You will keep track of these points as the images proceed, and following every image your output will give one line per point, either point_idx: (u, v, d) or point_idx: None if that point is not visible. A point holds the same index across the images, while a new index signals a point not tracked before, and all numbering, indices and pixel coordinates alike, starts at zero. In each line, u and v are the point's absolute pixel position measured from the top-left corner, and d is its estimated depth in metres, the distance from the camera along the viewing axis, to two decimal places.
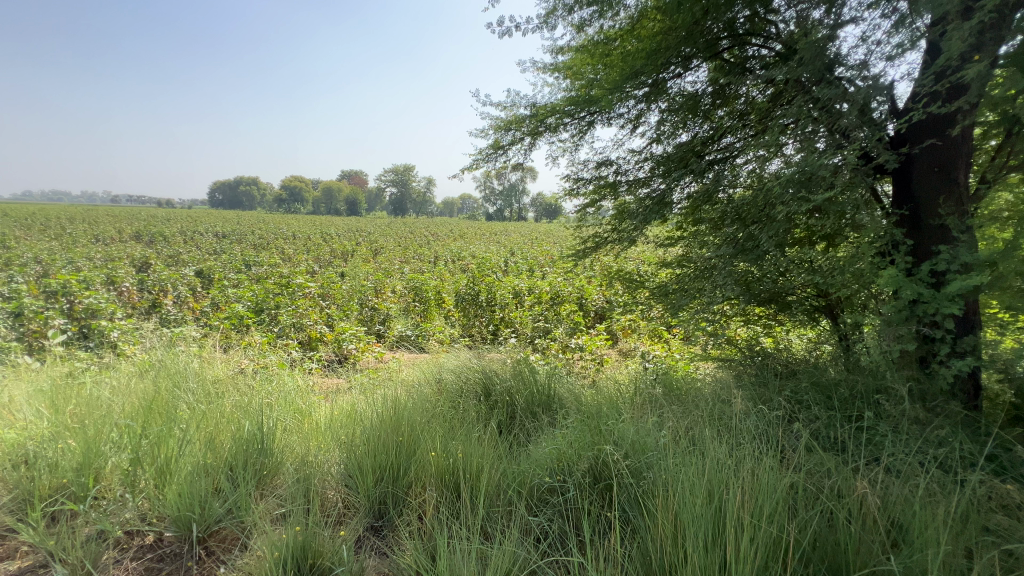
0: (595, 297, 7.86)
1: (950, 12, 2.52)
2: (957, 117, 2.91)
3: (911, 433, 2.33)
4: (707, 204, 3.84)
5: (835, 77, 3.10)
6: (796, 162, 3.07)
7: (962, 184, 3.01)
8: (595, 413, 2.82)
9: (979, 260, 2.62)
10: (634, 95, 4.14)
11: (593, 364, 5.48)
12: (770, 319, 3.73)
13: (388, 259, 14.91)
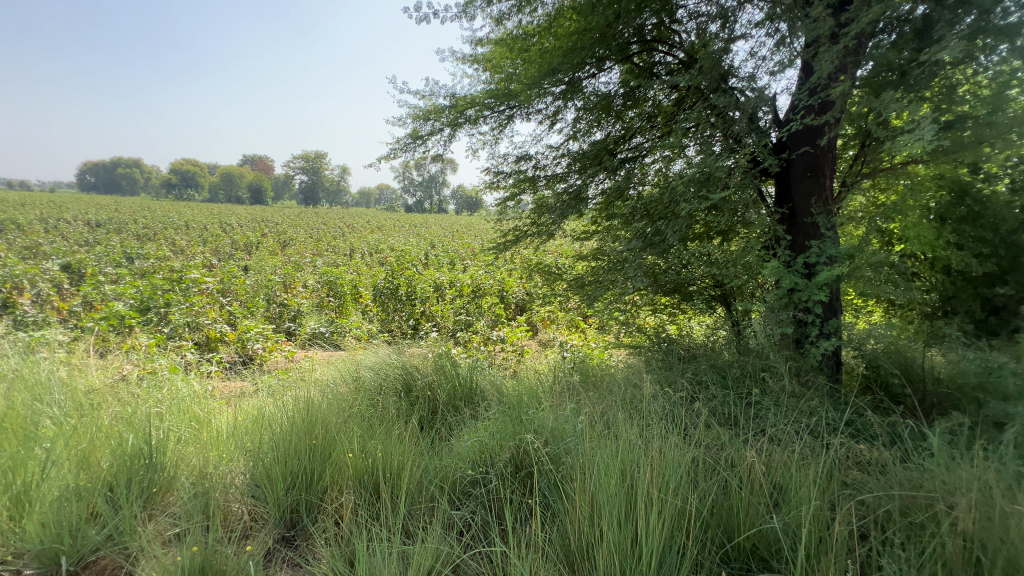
0: (515, 290, 8.00)
1: (821, 37, 2.87)
2: (825, 129, 3.34)
3: (789, 405, 2.66)
4: (619, 200, 4.06)
5: (729, 87, 3.42)
6: (697, 163, 3.34)
7: (829, 188, 3.47)
8: (516, 403, 2.87)
9: (841, 254, 3.04)
10: (551, 91, 4.23)
11: (515, 355, 5.58)
12: (674, 307, 4.04)
13: (299, 252, 13.99)
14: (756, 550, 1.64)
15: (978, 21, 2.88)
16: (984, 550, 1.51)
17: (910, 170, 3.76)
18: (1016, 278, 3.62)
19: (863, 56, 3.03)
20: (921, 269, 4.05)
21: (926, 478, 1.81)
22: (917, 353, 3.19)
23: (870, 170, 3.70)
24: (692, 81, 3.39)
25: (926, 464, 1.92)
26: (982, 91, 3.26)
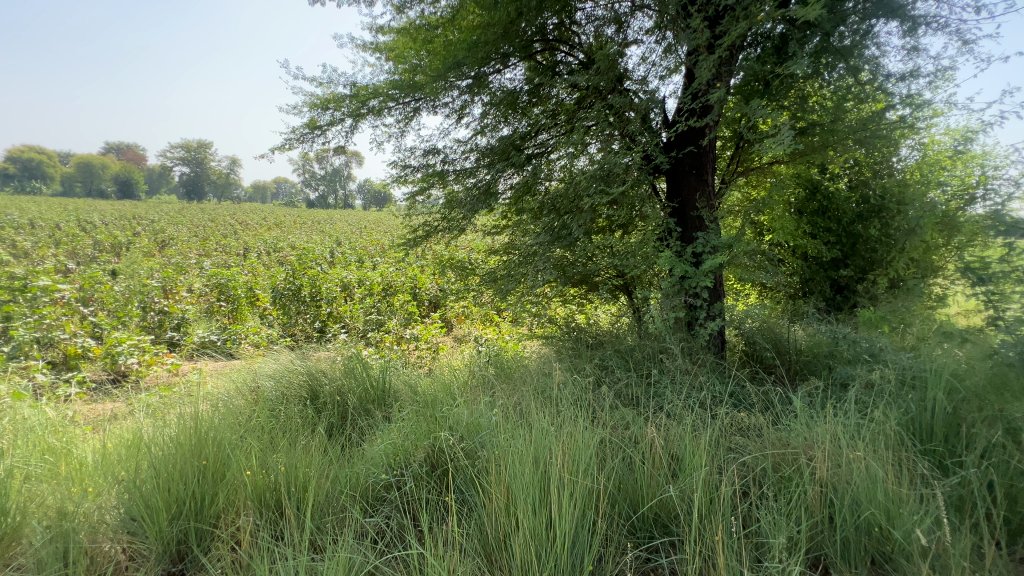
0: (429, 286, 7.85)
1: (700, 46, 3.15)
2: (706, 131, 3.69)
3: (684, 381, 2.91)
4: (527, 196, 4.15)
5: (624, 88, 3.64)
6: (597, 160, 3.52)
7: (711, 185, 3.85)
8: (431, 401, 2.83)
9: (722, 244, 3.38)
10: (457, 85, 4.19)
11: (430, 353, 5.48)
12: (582, 297, 4.23)
13: (181, 252, 12.47)
14: (658, 518, 1.78)
15: (822, 42, 3.34)
16: (835, 492, 1.78)
17: (774, 170, 4.29)
18: (855, 262, 4.70)
19: (734, 65, 3.38)
20: (787, 257, 4.91)
21: (792, 435, 2.09)
22: (784, 329, 3.66)
23: (743, 169, 4.16)
24: (591, 81, 3.56)
25: (792, 424, 2.21)
26: (826, 102, 3.81)
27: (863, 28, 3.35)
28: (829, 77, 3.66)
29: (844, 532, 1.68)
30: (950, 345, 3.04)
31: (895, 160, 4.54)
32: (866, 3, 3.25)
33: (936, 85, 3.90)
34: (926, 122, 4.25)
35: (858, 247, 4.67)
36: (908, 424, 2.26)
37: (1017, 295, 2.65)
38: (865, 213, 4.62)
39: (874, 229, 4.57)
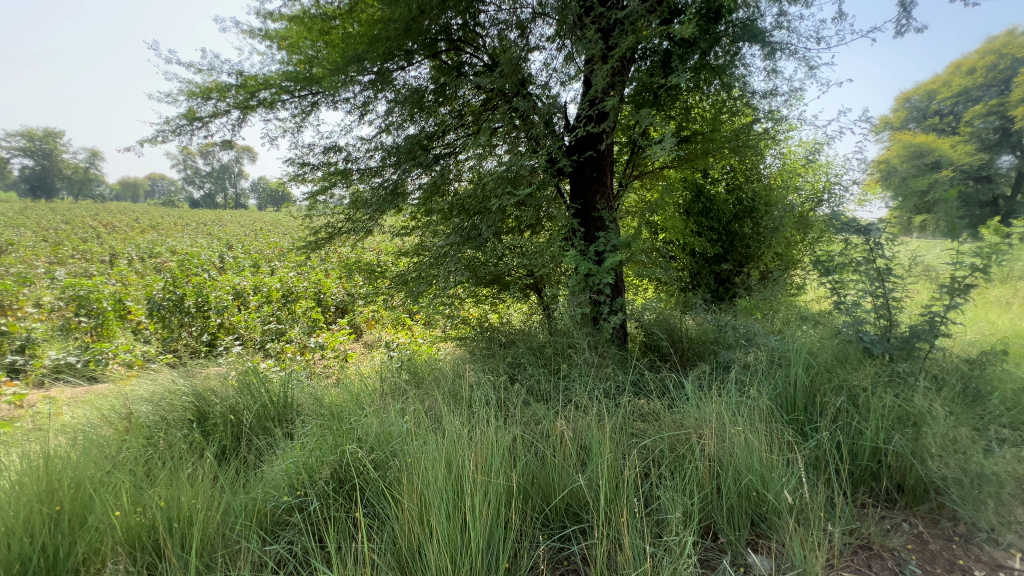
0: (334, 291, 7.43)
1: (596, 56, 3.32)
2: (603, 137, 3.90)
3: (591, 373, 3.06)
4: (436, 196, 4.10)
5: (528, 92, 3.73)
6: (504, 162, 3.57)
7: (610, 187, 4.09)
8: (338, 413, 2.67)
9: (621, 243, 3.61)
10: (359, 80, 4.01)
11: (338, 361, 5.18)
12: (495, 297, 4.27)
13: (24, 259, 10.49)
14: (569, 508, 1.85)
15: (700, 60, 3.70)
16: (721, 465, 1.98)
17: (664, 174, 4.68)
18: (733, 257, 5.29)
19: (627, 76, 3.62)
20: (678, 254, 5.38)
21: (685, 417, 2.29)
22: (677, 320, 4.01)
23: (638, 173, 4.48)
24: (495, 84, 3.60)
25: (684, 406, 2.42)
26: (706, 114, 4.23)
27: (733, 50, 3.76)
28: (707, 92, 4.07)
29: (729, 500, 1.89)
30: (807, 327, 3.54)
31: (762, 168, 5.18)
32: (735, 28, 3.66)
33: (791, 103, 4.51)
34: (784, 135, 4.90)
35: (735, 244, 5.23)
36: (778, 398, 2.58)
37: (853, 283, 3.16)
38: (740, 213, 5.19)
39: (747, 227, 5.15)
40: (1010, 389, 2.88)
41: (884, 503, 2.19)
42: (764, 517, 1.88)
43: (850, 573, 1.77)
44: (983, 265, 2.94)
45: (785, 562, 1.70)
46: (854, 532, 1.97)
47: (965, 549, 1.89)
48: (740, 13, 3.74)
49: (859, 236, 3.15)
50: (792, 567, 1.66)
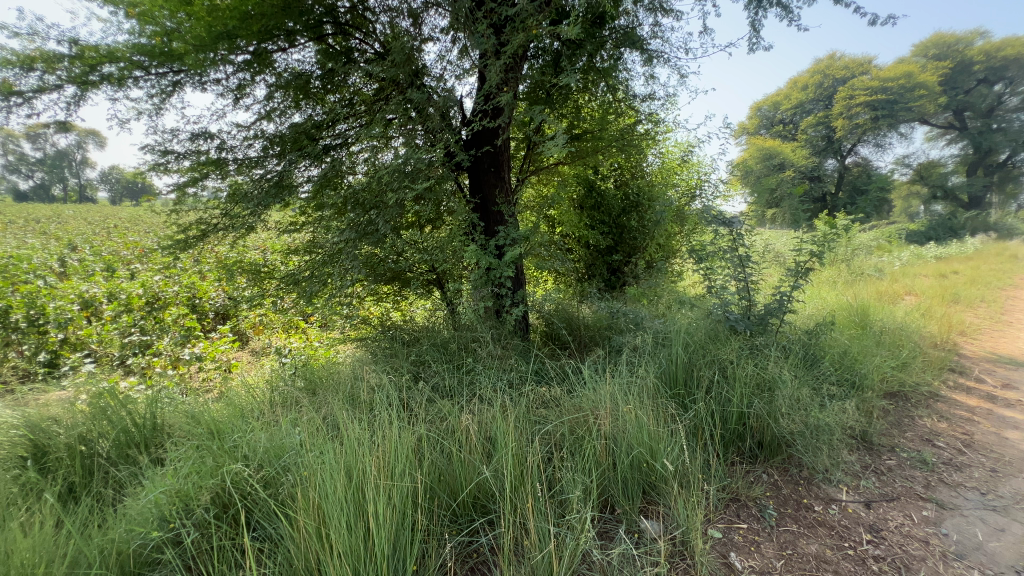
0: (212, 296, 6.63)
1: (488, 51, 3.33)
2: (499, 132, 3.93)
3: (495, 366, 3.10)
4: (327, 189, 3.84)
5: (422, 84, 3.64)
6: (400, 154, 3.45)
7: (507, 182, 4.15)
8: (219, 430, 2.39)
9: (521, 237, 3.70)
10: (231, 59, 3.61)
11: (219, 373, 4.66)
12: (396, 294, 4.14)
13: None
14: (477, 501, 1.87)
15: (588, 63, 3.90)
16: (616, 442, 2.13)
17: (559, 170, 4.87)
18: (622, 248, 5.68)
19: (520, 73, 3.70)
20: (574, 246, 5.66)
21: (583, 400, 2.40)
22: (575, 309, 4.23)
23: (534, 168, 4.61)
24: (388, 73, 3.46)
25: (582, 390, 2.55)
26: (595, 113, 4.48)
27: (616, 54, 4.01)
28: (596, 93, 4.32)
29: (623, 473, 2.05)
30: (686, 310, 3.94)
31: (645, 166, 5.62)
32: (618, 34, 3.91)
33: (667, 107, 4.97)
34: (662, 136, 5.37)
35: (624, 236, 5.63)
36: (662, 376, 2.84)
37: (721, 269, 3.57)
38: (627, 208, 5.58)
39: (634, 221, 5.56)
40: (836, 354, 3.49)
41: (748, 459, 2.54)
42: (653, 484, 2.07)
43: (723, 524, 2.03)
44: (817, 251, 3.50)
45: (671, 523, 1.91)
46: (726, 488, 2.26)
47: (808, 490, 2.32)
48: (622, 21, 4.01)
49: (725, 228, 3.56)
50: (678, 528, 1.86)
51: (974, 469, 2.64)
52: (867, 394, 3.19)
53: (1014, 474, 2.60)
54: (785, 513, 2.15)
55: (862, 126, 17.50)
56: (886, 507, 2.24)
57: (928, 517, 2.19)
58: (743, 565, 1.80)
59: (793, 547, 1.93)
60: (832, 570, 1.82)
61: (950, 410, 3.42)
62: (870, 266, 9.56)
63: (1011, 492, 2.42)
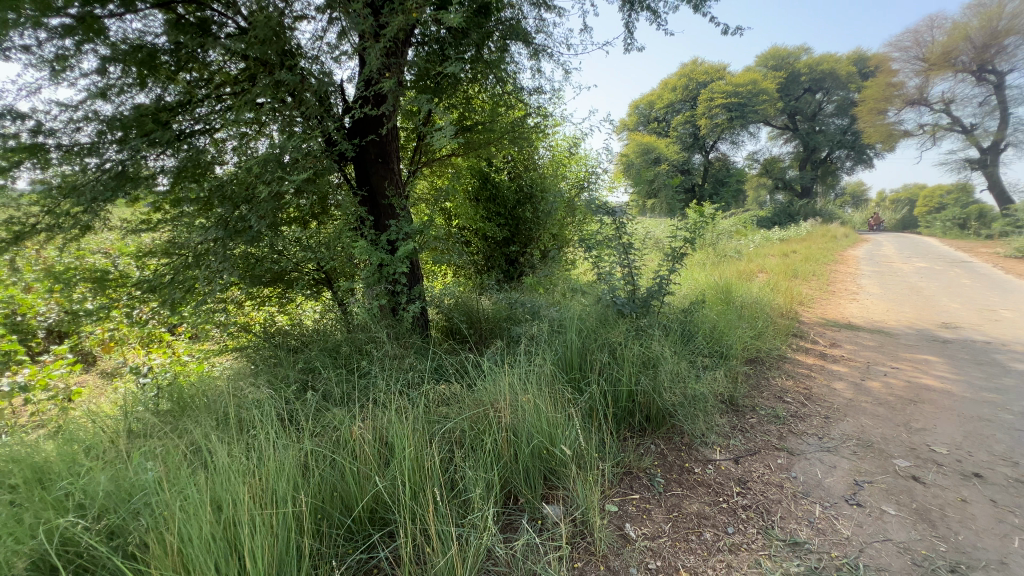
0: (41, 309, 5.48)
1: (366, 32, 3.12)
2: (385, 119, 3.70)
3: (392, 366, 2.95)
4: (188, 182, 3.36)
5: (296, 66, 3.29)
6: (272, 143, 3.11)
7: (397, 173, 3.94)
8: (49, 474, 1.96)
9: (414, 231, 3.57)
10: (42, 22, 2.89)
11: (54, 404, 3.86)
12: (282, 297, 3.76)
13: None
14: (374, 515, 1.77)
15: (475, 54, 3.86)
16: (516, 433, 2.15)
17: (451, 162, 4.78)
18: (519, 239, 5.79)
19: (405, 60, 3.54)
20: (471, 238, 5.64)
21: (483, 394, 2.37)
22: (474, 302, 4.22)
23: (426, 159, 4.47)
24: (253, 52, 3.06)
25: (482, 383, 2.53)
26: (485, 105, 4.46)
27: (503, 45, 4.03)
28: (485, 85, 4.30)
29: (524, 464, 2.07)
30: (579, 296, 4.13)
31: (536, 158, 5.76)
32: (503, 26, 3.93)
33: (554, 101, 5.14)
34: (551, 129, 5.54)
35: (520, 228, 5.72)
36: (559, 362, 2.93)
37: (608, 256, 3.79)
38: (521, 199, 5.67)
39: (528, 213, 5.68)
40: (707, 329, 3.91)
41: (638, 433, 2.73)
42: (554, 470, 2.13)
43: (618, 497, 2.16)
44: (689, 237, 3.86)
45: (571, 505, 1.99)
46: (620, 463, 2.40)
47: (689, 454, 2.57)
48: (506, 13, 4.02)
49: (610, 217, 3.77)
50: (577, 509, 1.95)
51: (813, 417, 3.13)
52: (732, 362, 3.62)
53: (841, 418, 3.13)
54: (671, 478, 2.34)
55: (721, 125, 19.81)
56: (750, 461, 2.55)
57: (782, 464, 2.55)
58: (637, 534, 1.93)
59: (678, 509, 2.12)
60: (711, 525, 2.03)
61: (794, 368, 4.02)
62: (731, 248, 10.89)
63: (840, 434, 2.91)
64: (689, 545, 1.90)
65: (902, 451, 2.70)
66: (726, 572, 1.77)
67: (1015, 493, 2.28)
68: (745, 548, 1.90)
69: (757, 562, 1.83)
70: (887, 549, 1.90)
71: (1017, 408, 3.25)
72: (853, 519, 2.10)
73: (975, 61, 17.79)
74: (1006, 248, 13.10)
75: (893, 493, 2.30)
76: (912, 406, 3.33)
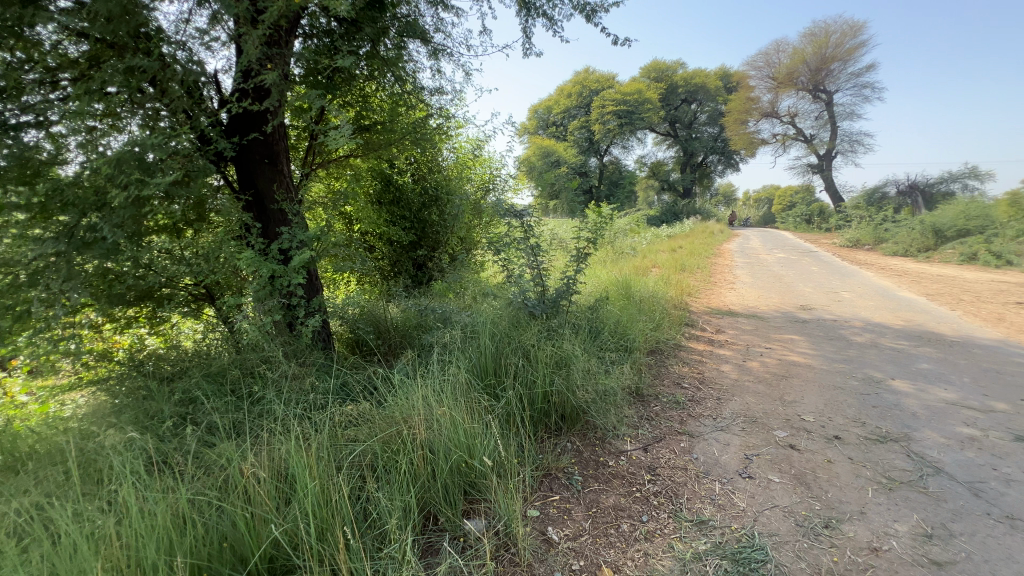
0: None
1: (241, 17, 2.77)
2: (269, 115, 3.33)
3: (291, 389, 2.67)
4: (13, 186, 2.53)
5: (158, 51, 2.78)
6: (126, 139, 2.65)
7: (287, 175, 3.60)
8: None
9: (310, 238, 3.28)
10: None
11: None
12: (155, 317, 3.20)
13: None
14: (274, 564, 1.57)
15: (370, 50, 3.65)
16: (432, 450, 2.05)
17: (349, 163, 4.49)
18: (426, 243, 5.64)
19: (291, 51, 3.24)
20: (375, 243, 5.37)
21: (395, 411, 2.22)
22: (381, 310, 4.00)
23: (320, 160, 4.14)
24: (97, 30, 2.55)
25: (393, 399, 2.37)
26: (383, 104, 4.25)
27: (400, 43, 3.87)
28: (382, 83, 4.10)
29: (442, 481, 1.98)
30: (490, 299, 4.11)
31: (440, 160, 5.63)
32: (400, 23, 3.77)
33: (456, 102, 5.06)
34: (453, 131, 5.46)
35: (426, 231, 5.58)
36: (474, 369, 2.86)
37: (517, 259, 3.82)
38: (426, 202, 5.52)
39: (434, 215, 5.55)
40: (612, 324, 4.11)
41: (555, 433, 2.76)
42: (474, 483, 2.06)
43: (539, 501, 2.15)
44: (592, 237, 4.01)
45: (493, 517, 1.94)
46: (539, 466, 2.41)
47: (603, 447, 2.66)
48: (402, 9, 3.87)
49: (518, 220, 3.79)
50: (499, 521, 1.91)
51: (707, 400, 3.42)
52: (636, 354, 3.84)
53: (730, 398, 3.46)
54: (588, 475, 2.40)
55: (612, 130, 21.21)
56: (657, 447, 2.71)
57: (685, 447, 2.74)
58: (559, 536, 1.94)
59: (596, 505, 2.17)
60: (627, 516, 2.11)
61: (688, 355, 4.38)
62: (626, 246, 11.66)
63: (730, 413, 3.20)
64: (608, 539, 1.95)
65: (780, 423, 3.04)
66: (644, 561, 1.84)
67: (866, 449, 2.68)
68: (659, 534, 2.00)
69: (670, 546, 1.93)
70: (776, 515, 2.12)
71: (860, 375, 3.86)
72: (747, 491, 2.31)
73: (812, 82, 21.00)
74: (841, 240, 15.65)
75: (776, 462, 2.57)
76: (784, 381, 3.78)
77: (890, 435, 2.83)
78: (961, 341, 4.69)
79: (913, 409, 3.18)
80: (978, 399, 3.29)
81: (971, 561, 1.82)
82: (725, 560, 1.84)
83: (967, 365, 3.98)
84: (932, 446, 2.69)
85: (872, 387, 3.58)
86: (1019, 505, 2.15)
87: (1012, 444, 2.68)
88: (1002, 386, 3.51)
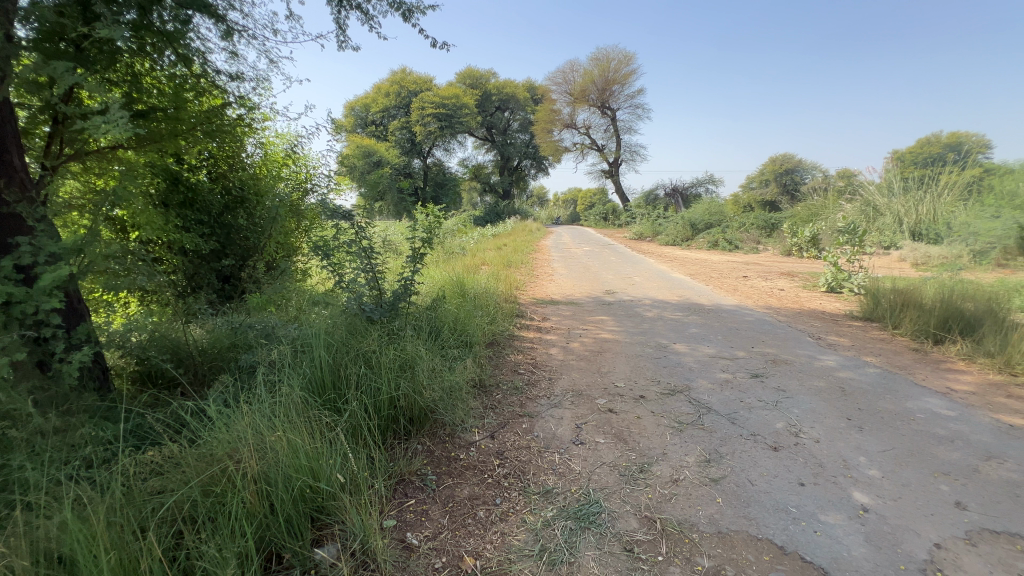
0: None
1: None
2: None
3: (51, 447, 2.04)
4: None
5: None
6: None
7: (20, 169, 2.73)
8: None
9: (65, 250, 2.55)
10: None
11: None
12: None
13: None
14: None
15: (139, 18, 3.02)
16: (268, 481, 1.83)
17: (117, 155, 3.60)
18: (232, 251, 4.92)
19: (14, 6, 2.50)
20: (163, 254, 4.43)
21: (213, 445, 1.91)
22: (179, 331, 3.35)
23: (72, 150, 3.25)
24: None
25: (209, 433, 2.01)
26: (163, 87, 3.56)
27: (182, 16, 3.27)
28: (160, 62, 3.40)
29: (283, 513, 1.79)
30: (318, 308, 3.79)
31: (244, 156, 4.94)
32: None
33: (261, 91, 4.49)
34: (259, 124, 4.87)
35: (231, 237, 4.86)
36: (308, 385, 2.61)
37: (348, 262, 3.59)
38: (229, 204, 4.83)
39: (241, 219, 4.90)
40: (451, 321, 4.20)
41: (403, 438, 2.70)
42: (322, 507, 1.91)
43: (395, 509, 2.10)
44: (426, 237, 4.01)
45: (346, 537, 1.83)
46: (391, 474, 2.33)
47: (453, 441, 2.73)
48: None
49: (346, 222, 3.57)
50: (355, 539, 1.81)
51: (541, 381, 3.77)
52: (476, 348, 4.00)
53: (558, 377, 3.86)
54: (441, 472, 2.42)
55: (432, 132, 21.30)
56: (503, 433, 2.88)
57: (527, 427, 2.97)
58: (419, 539, 1.93)
59: (452, 500, 2.21)
60: (482, 503, 2.20)
61: (521, 343, 4.74)
62: (455, 245, 11.92)
63: (561, 390, 3.59)
64: (467, 529, 2.01)
65: (600, 392, 3.53)
66: (502, 541, 1.95)
67: (662, 402, 3.30)
68: (512, 512, 2.14)
69: (524, 520, 2.08)
70: (604, 470, 2.46)
71: (653, 343, 4.70)
72: (580, 455, 2.63)
73: (600, 100, 24.51)
74: (631, 234, 18.67)
75: (600, 426, 2.98)
76: (599, 356, 4.38)
77: (676, 388, 3.53)
78: (714, 308, 6.09)
79: (689, 365, 4.03)
80: (728, 351, 4.34)
81: (734, 473, 2.40)
82: (569, 520, 2.06)
83: (719, 326, 5.19)
84: (703, 391, 3.45)
85: (661, 352, 4.40)
86: (757, 423, 2.91)
87: (750, 380, 3.61)
88: (740, 339, 4.69)
